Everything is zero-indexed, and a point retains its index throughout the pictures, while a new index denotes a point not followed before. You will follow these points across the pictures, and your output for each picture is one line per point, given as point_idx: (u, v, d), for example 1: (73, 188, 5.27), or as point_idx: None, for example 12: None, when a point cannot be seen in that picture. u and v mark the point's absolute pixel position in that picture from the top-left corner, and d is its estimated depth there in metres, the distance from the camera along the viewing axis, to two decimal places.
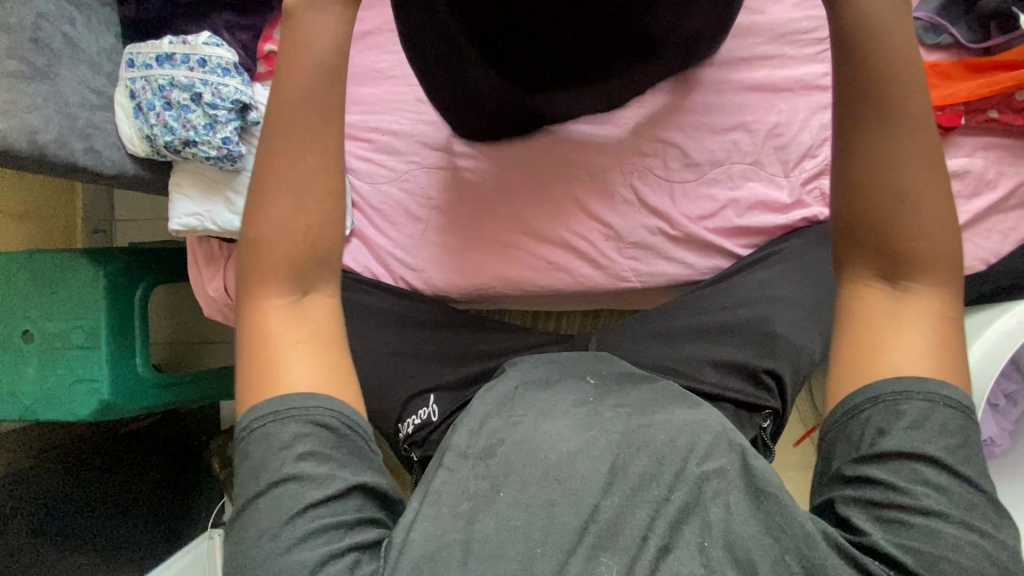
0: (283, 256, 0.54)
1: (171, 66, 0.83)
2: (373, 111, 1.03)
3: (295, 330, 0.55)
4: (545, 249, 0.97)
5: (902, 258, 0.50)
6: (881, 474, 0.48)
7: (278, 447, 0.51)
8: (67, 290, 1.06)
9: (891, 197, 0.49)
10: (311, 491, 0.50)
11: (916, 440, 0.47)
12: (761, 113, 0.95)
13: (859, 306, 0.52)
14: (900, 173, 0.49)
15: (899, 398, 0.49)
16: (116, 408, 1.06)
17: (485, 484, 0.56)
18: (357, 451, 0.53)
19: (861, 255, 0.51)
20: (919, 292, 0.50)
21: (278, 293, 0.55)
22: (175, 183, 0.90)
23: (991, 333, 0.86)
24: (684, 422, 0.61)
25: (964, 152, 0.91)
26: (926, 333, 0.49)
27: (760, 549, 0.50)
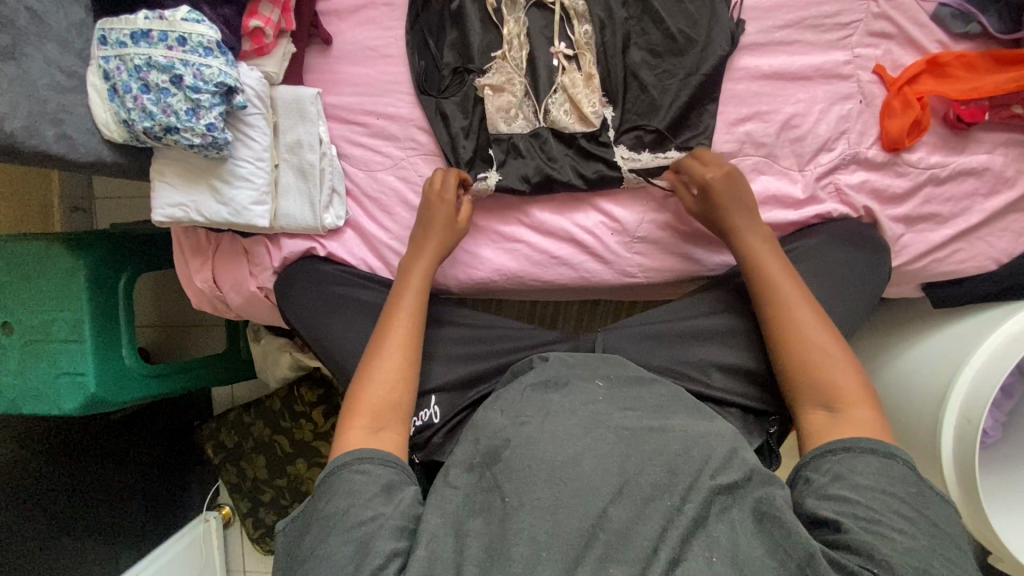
0: (378, 395, 0.75)
1: (147, 45, 0.76)
2: (366, 91, 0.95)
3: (374, 444, 0.71)
4: (547, 241, 0.94)
5: (834, 386, 0.71)
6: (858, 498, 0.60)
7: (335, 484, 0.67)
8: (45, 280, 1.01)
9: (807, 356, 0.74)
10: (360, 507, 0.63)
11: (882, 480, 0.62)
12: (778, 102, 0.90)
13: (815, 426, 0.71)
14: (810, 339, 0.75)
15: (856, 448, 0.65)
16: (103, 402, 1.03)
17: (492, 492, 0.62)
18: (390, 489, 0.66)
19: (807, 392, 0.73)
20: (856, 411, 0.70)
21: (364, 425, 0.72)
22: (158, 171, 0.84)
23: (1001, 336, 0.86)
24: (698, 433, 0.64)
25: (984, 148, 0.88)
26: (872, 433, 0.67)
27: (766, 569, 0.55)
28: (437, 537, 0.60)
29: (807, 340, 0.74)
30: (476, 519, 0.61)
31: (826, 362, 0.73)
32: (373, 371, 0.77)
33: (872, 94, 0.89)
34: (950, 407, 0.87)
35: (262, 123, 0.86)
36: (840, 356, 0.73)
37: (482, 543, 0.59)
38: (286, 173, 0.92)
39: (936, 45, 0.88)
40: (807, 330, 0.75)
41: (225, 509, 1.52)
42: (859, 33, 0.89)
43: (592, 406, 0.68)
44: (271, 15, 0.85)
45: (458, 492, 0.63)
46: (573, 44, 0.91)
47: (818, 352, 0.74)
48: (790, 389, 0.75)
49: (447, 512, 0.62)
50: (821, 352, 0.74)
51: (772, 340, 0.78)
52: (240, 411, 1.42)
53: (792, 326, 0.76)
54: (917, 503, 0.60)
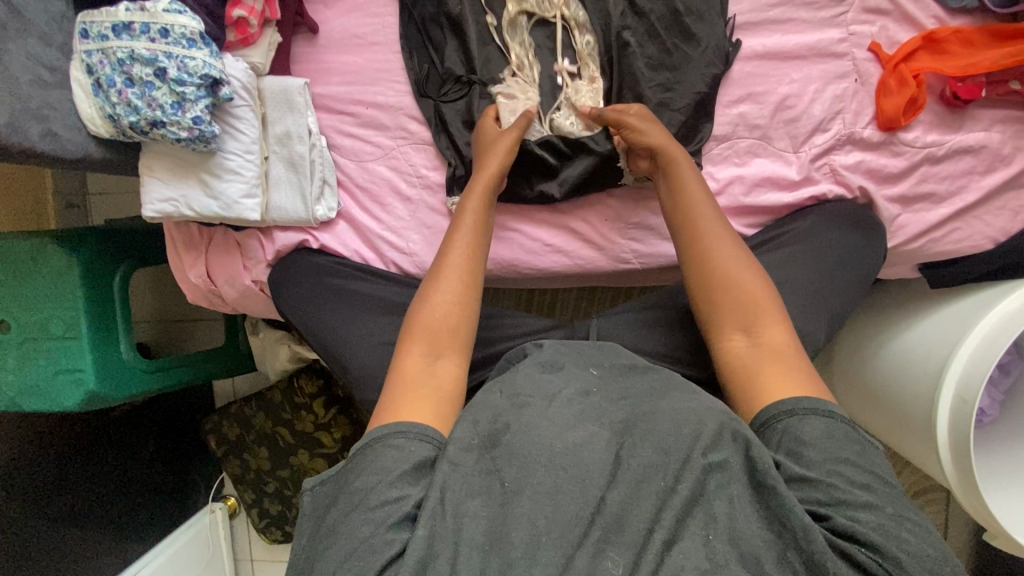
0: (436, 319, 0.74)
1: (129, 37, 0.75)
2: (355, 80, 0.94)
3: (432, 376, 0.71)
4: (541, 230, 0.93)
5: (749, 309, 0.71)
6: (816, 473, 0.59)
7: (366, 462, 0.63)
8: (40, 278, 1.01)
9: (725, 286, 0.74)
10: (386, 492, 0.60)
11: (830, 445, 0.60)
12: (772, 82, 0.88)
13: (735, 358, 0.70)
14: (726, 271, 0.75)
15: (800, 410, 0.63)
16: (103, 398, 1.04)
17: (491, 476, 0.62)
18: (424, 465, 0.62)
19: (725, 321, 0.73)
20: (768, 333, 0.70)
21: (420, 349, 0.72)
22: (146, 166, 0.84)
23: (996, 315, 0.86)
24: (687, 409, 0.63)
25: (982, 126, 0.87)
26: (786, 356, 0.68)
27: (764, 548, 0.55)
28: (437, 512, 0.59)
29: (723, 268, 0.75)
30: (473, 499, 0.60)
31: (738, 282, 0.74)
32: (433, 295, 0.76)
33: (867, 72, 0.87)
34: (947, 387, 0.87)
35: (250, 115, 0.85)
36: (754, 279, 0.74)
37: (482, 528, 0.58)
38: (276, 164, 0.91)
39: (932, 21, 0.86)
40: (721, 262, 0.75)
41: (231, 500, 1.53)
42: (855, 10, 0.87)
43: (589, 396, 0.69)
44: (254, 5, 0.84)
45: (459, 470, 0.61)
46: (575, 58, 0.91)
47: (737, 278, 0.74)
48: (711, 320, 0.75)
49: (446, 491, 0.60)
50: (738, 281, 0.74)
51: (696, 274, 0.77)
52: (241, 403, 1.43)
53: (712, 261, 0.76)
54: (866, 468, 0.60)
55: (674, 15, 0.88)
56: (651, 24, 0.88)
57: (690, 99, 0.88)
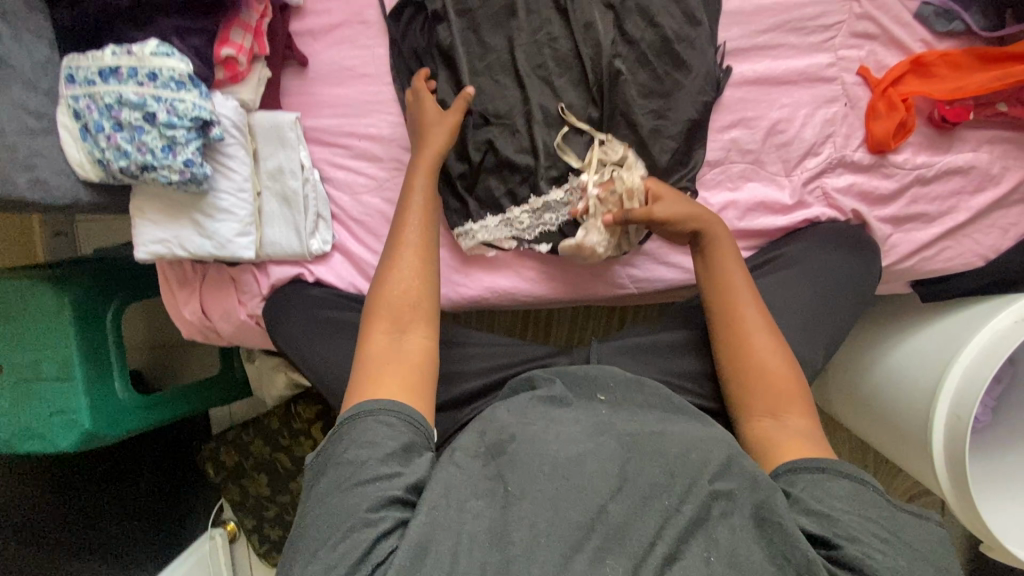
0: (394, 295, 0.74)
1: (117, 82, 0.74)
2: (346, 113, 0.94)
3: (399, 355, 0.71)
4: (537, 258, 0.94)
5: (778, 390, 0.73)
6: (838, 517, 0.60)
7: (346, 436, 0.65)
8: (31, 318, 1.00)
9: (752, 367, 0.76)
10: (369, 468, 0.61)
11: (855, 503, 0.61)
12: (763, 108, 0.89)
13: (762, 435, 0.72)
14: (757, 350, 0.76)
15: (829, 470, 0.65)
16: (99, 437, 1.02)
17: (496, 481, 0.62)
18: (410, 448, 0.64)
19: (755, 398, 0.74)
20: (791, 419, 0.72)
21: (385, 328, 0.73)
22: (137, 208, 0.83)
23: (987, 333, 0.86)
24: (694, 439, 0.65)
25: (969, 146, 0.88)
26: (811, 442, 0.69)
27: (766, 572, 0.55)
28: (438, 505, 0.59)
29: (751, 347, 0.77)
30: (479, 500, 0.60)
31: (767, 365, 0.75)
32: (390, 272, 0.76)
33: (856, 96, 0.88)
34: (941, 405, 0.88)
35: (241, 152, 0.85)
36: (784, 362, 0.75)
37: (485, 527, 0.58)
38: (269, 200, 0.90)
39: (919, 45, 0.87)
40: (749, 334, 0.77)
41: (230, 526, 1.53)
42: (843, 35, 0.88)
43: (597, 416, 0.69)
44: (243, 42, 0.82)
45: (462, 472, 0.63)
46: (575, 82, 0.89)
47: (766, 357, 0.76)
48: (738, 396, 0.77)
49: (450, 485, 0.61)
50: (767, 364, 0.75)
51: (725, 342, 0.79)
52: (239, 430, 1.42)
53: (735, 328, 0.78)
54: (891, 524, 0.60)
55: (664, 42, 0.88)
56: (641, 52, 0.88)
57: (683, 127, 0.88)
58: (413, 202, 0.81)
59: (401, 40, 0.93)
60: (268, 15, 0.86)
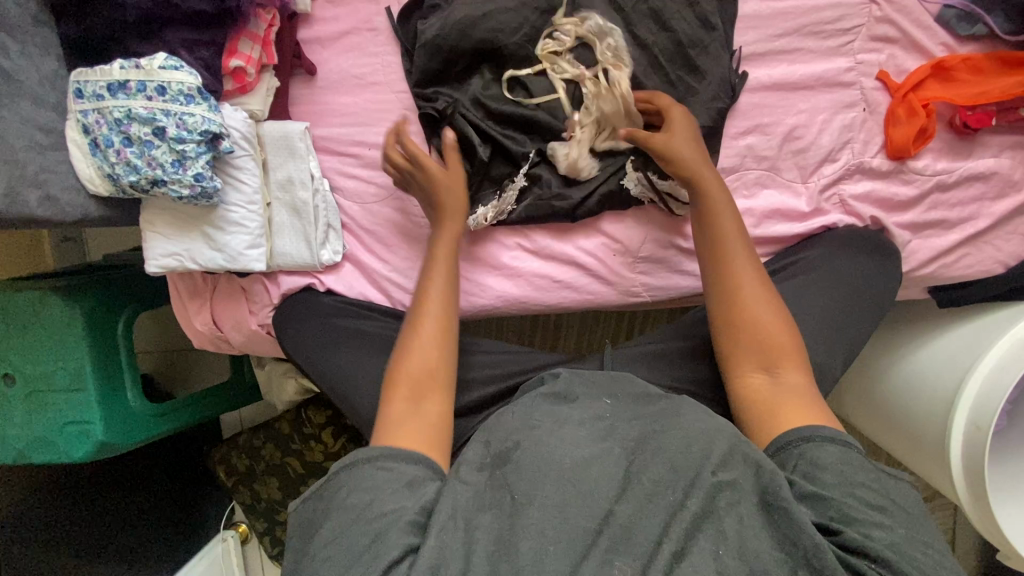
0: (416, 367, 0.73)
1: (125, 96, 0.73)
2: (355, 121, 0.93)
3: (419, 421, 0.69)
4: (549, 266, 0.93)
5: (772, 348, 0.72)
6: (831, 493, 0.59)
7: (347, 480, 0.64)
8: (43, 328, 1.00)
9: (747, 325, 0.74)
10: (374, 506, 0.61)
11: (846, 470, 0.61)
12: (779, 114, 0.87)
13: (754, 392, 0.71)
14: (749, 304, 0.74)
15: (817, 437, 0.64)
16: (113, 446, 1.03)
17: (502, 489, 0.62)
18: (413, 484, 0.63)
19: (747, 352, 0.73)
20: (787, 375, 0.70)
21: (403, 397, 0.71)
22: (147, 222, 0.82)
23: (1007, 341, 0.86)
24: (699, 429, 0.63)
25: (991, 152, 0.86)
26: (806, 405, 0.68)
27: (775, 563, 0.55)
28: (447, 526, 0.59)
29: (740, 295, 0.75)
30: (485, 514, 0.60)
31: (763, 323, 0.73)
32: (412, 345, 0.75)
33: (875, 101, 0.86)
34: (959, 415, 0.88)
35: (251, 164, 0.84)
36: (778, 317, 0.73)
37: (492, 536, 0.59)
38: (280, 210, 0.90)
39: (940, 49, 0.85)
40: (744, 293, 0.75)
41: (242, 527, 1.53)
42: (861, 39, 0.86)
43: (601, 420, 0.68)
44: (251, 53, 0.82)
45: (468, 487, 0.62)
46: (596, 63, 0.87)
47: (758, 309, 0.74)
48: (729, 353, 0.75)
49: (458, 504, 0.61)
50: (761, 319, 0.73)
51: (717, 299, 0.77)
52: (249, 434, 1.43)
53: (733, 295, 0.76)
54: (882, 490, 0.60)
55: (677, 48, 0.87)
56: (652, 57, 0.87)
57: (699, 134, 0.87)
58: (435, 264, 0.81)
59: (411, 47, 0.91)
60: (277, 24, 0.85)
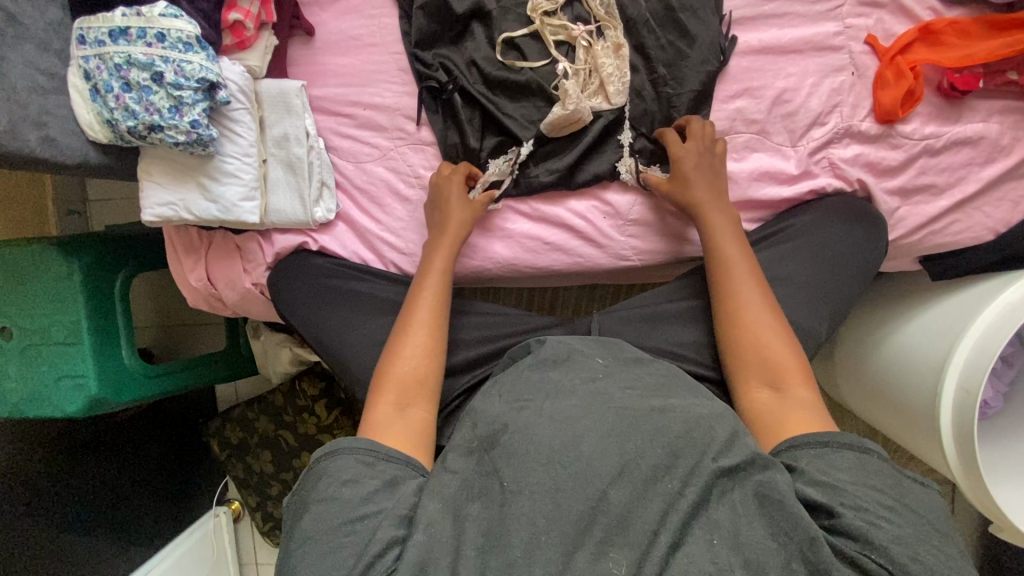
0: (406, 372, 0.76)
1: (126, 42, 0.75)
2: (352, 82, 0.94)
3: (401, 424, 0.72)
4: (541, 228, 0.93)
5: (777, 364, 0.72)
6: (844, 487, 0.58)
7: (325, 473, 0.65)
8: (42, 283, 1.02)
9: (750, 345, 0.75)
10: (353, 504, 0.61)
11: (862, 474, 0.60)
12: (768, 77, 0.88)
13: (761, 408, 0.71)
14: (750, 321, 0.76)
15: (834, 443, 0.63)
16: (105, 403, 1.04)
17: (491, 477, 0.61)
18: (394, 483, 0.65)
19: (752, 372, 0.74)
20: (793, 392, 0.70)
21: (389, 401, 0.73)
22: (145, 171, 0.84)
23: (997, 307, 0.85)
24: (698, 415, 0.63)
25: (979, 117, 0.87)
26: (813, 416, 0.68)
27: (770, 554, 0.54)
28: (436, 521, 0.59)
29: (743, 319, 0.77)
30: (473, 503, 0.60)
31: (768, 344, 0.74)
32: (401, 350, 0.78)
33: (864, 65, 0.87)
34: (947, 381, 0.86)
35: (247, 118, 0.86)
36: (781, 334, 0.74)
37: (481, 528, 0.58)
38: (275, 167, 0.91)
39: (928, 12, 0.87)
40: (750, 321, 0.76)
41: (234, 505, 1.54)
42: (850, 3, 0.87)
43: (593, 383, 0.68)
44: (250, 8, 0.84)
45: (456, 477, 0.62)
46: (593, 19, 0.89)
47: (762, 329, 0.75)
48: (734, 369, 0.76)
49: (445, 496, 0.61)
50: (765, 336, 0.75)
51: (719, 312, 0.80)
52: (243, 407, 1.43)
53: (736, 315, 0.77)
54: (895, 492, 0.59)
55: (667, 12, 0.89)
56: (643, 20, 0.89)
57: (688, 97, 0.88)
58: (433, 267, 0.85)
59: (410, 8, 0.93)
60: None
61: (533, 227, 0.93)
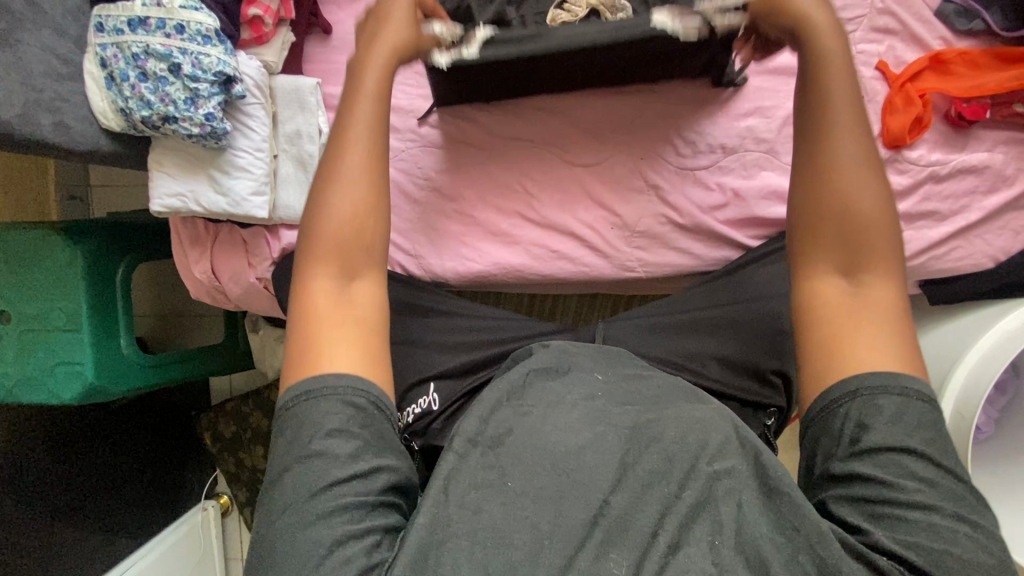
0: (332, 226, 0.61)
1: (145, 32, 0.75)
2: None
3: (342, 317, 0.60)
4: (548, 236, 0.93)
5: (863, 241, 0.57)
6: (872, 475, 0.51)
7: (301, 419, 0.56)
8: (42, 268, 1.01)
9: (839, 228, 0.57)
10: (335, 466, 0.53)
11: (900, 429, 0.51)
12: (780, 97, 0.91)
13: (826, 297, 0.57)
14: (847, 198, 0.57)
15: (891, 386, 0.53)
16: (101, 391, 1.03)
17: (484, 475, 0.57)
18: (384, 435, 0.56)
19: (824, 242, 0.58)
20: (874, 284, 0.57)
21: (326, 275, 0.60)
22: (155, 161, 0.83)
23: (994, 334, 0.86)
24: (696, 417, 0.59)
25: (984, 146, 0.88)
26: (884, 350, 0.54)
27: (774, 548, 0.51)
28: None
29: (837, 188, 0.57)
30: None
31: (849, 194, 0.57)
32: (327, 200, 0.62)
33: (874, 90, 0.89)
34: (945, 404, 0.86)
35: (261, 112, 0.85)
36: (882, 228, 0.57)
37: None
38: (285, 163, 0.91)
39: (939, 41, 0.88)
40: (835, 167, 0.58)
41: (223, 499, 1.52)
42: (863, 29, 0.89)
43: (592, 400, 0.63)
44: (270, 4, 0.84)
45: None
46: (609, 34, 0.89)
47: (855, 204, 0.57)
48: (800, 229, 0.59)
49: None
50: (863, 244, 0.57)
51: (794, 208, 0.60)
52: (238, 401, 1.42)
53: (826, 186, 0.58)
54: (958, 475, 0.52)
55: None
56: None
57: None
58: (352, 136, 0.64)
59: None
60: None
61: (540, 233, 0.94)
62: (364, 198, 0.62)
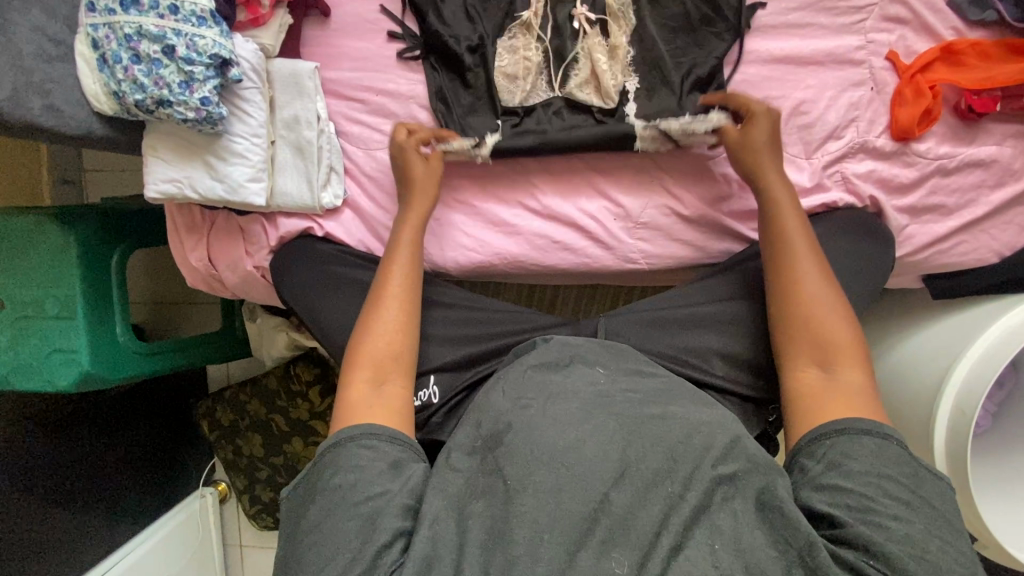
0: (376, 346, 0.74)
1: (137, 12, 0.72)
2: (366, 67, 0.93)
3: (380, 400, 0.70)
4: (550, 226, 0.92)
5: (834, 345, 0.70)
6: (854, 487, 0.59)
7: (331, 463, 0.65)
8: (35, 255, 0.99)
9: (811, 326, 0.72)
10: (359, 492, 0.61)
11: (877, 463, 0.60)
12: (788, 88, 0.88)
13: (804, 386, 0.70)
14: (818, 304, 0.73)
15: (850, 430, 0.63)
16: (97, 379, 1.02)
17: (493, 475, 0.60)
18: (399, 465, 0.65)
19: (805, 349, 0.72)
20: (848, 373, 0.69)
21: (363, 376, 0.72)
22: (150, 146, 0.82)
23: (998, 330, 0.85)
24: (698, 421, 0.62)
25: (993, 140, 0.87)
26: (857, 401, 0.66)
27: (770, 560, 0.54)
28: (439, 519, 0.59)
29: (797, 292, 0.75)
30: (477, 501, 0.60)
31: (825, 323, 0.72)
32: (373, 321, 0.76)
33: (883, 81, 0.88)
34: (945, 399, 0.87)
35: (258, 97, 0.84)
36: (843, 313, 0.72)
37: (484, 526, 0.58)
38: (283, 149, 0.89)
39: (951, 32, 0.87)
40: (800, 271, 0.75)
41: (222, 486, 1.52)
42: (874, 18, 0.87)
43: (595, 388, 0.67)
44: None
45: (459, 476, 0.62)
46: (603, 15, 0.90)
47: (823, 308, 0.73)
48: (784, 347, 0.74)
49: (448, 496, 0.61)
50: (829, 322, 0.72)
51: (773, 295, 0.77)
52: (236, 390, 1.41)
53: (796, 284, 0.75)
54: (912, 483, 0.59)
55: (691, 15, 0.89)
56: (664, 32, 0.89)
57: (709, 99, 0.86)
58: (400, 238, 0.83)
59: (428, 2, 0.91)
60: None
61: (542, 223, 0.92)
62: (400, 301, 0.78)
